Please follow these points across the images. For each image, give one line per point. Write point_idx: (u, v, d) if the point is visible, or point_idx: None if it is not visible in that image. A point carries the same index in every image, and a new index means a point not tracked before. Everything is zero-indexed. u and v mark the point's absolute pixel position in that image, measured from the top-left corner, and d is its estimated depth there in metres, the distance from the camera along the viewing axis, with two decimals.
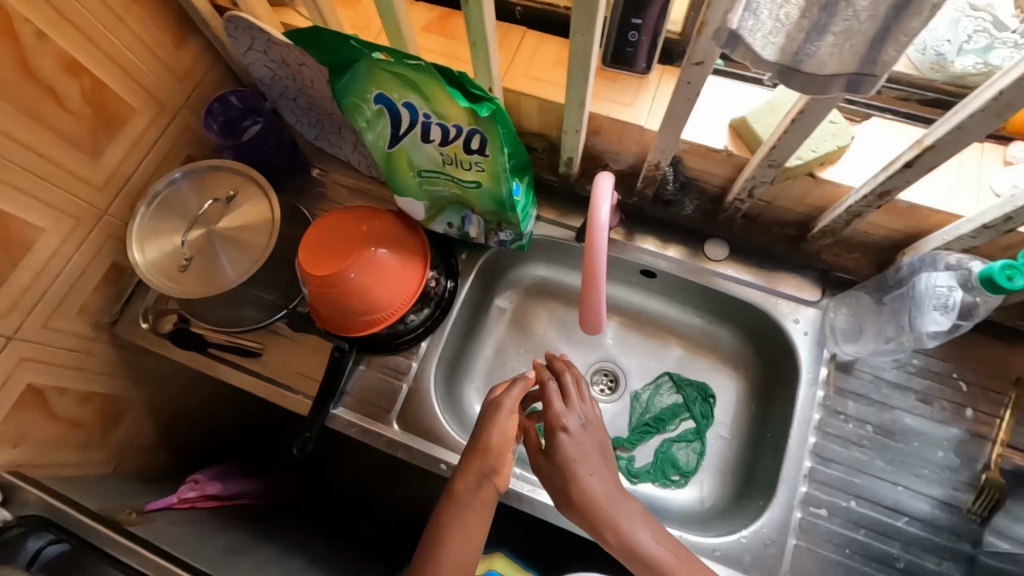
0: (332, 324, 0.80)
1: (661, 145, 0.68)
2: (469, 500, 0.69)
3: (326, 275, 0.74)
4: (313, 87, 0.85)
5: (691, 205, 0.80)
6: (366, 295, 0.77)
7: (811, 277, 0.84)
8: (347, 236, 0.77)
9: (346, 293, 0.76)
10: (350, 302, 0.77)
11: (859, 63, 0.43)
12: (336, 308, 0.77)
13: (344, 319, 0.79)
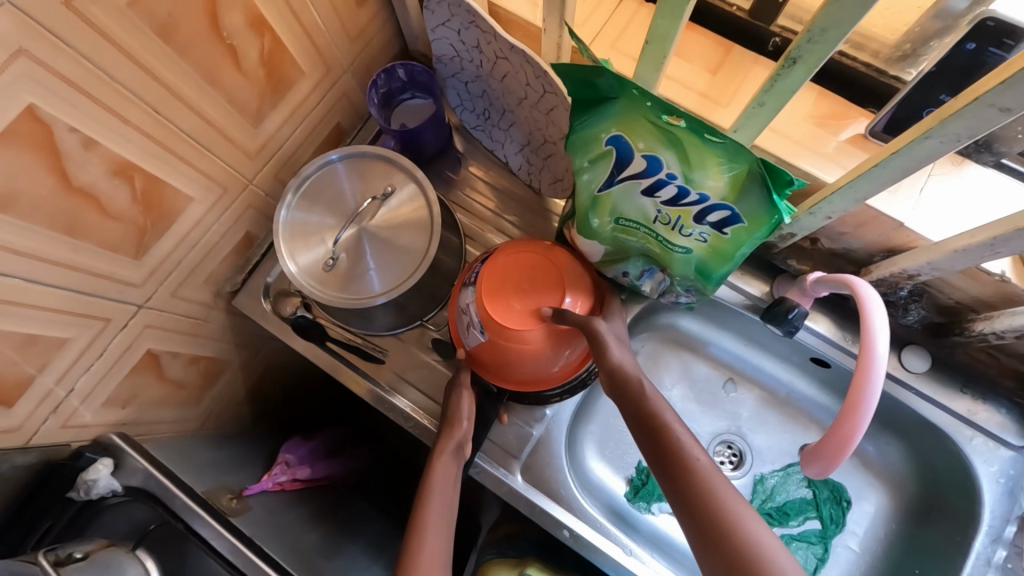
0: (494, 372, 0.74)
1: (940, 263, 0.56)
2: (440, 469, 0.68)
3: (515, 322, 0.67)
4: (500, 82, 0.73)
5: (915, 313, 0.69)
6: (554, 350, 0.69)
7: (1016, 417, 0.73)
8: (540, 279, 0.69)
9: (533, 349, 0.69)
10: (533, 356, 0.70)
11: None
12: (512, 361, 0.70)
13: (515, 372, 0.72)
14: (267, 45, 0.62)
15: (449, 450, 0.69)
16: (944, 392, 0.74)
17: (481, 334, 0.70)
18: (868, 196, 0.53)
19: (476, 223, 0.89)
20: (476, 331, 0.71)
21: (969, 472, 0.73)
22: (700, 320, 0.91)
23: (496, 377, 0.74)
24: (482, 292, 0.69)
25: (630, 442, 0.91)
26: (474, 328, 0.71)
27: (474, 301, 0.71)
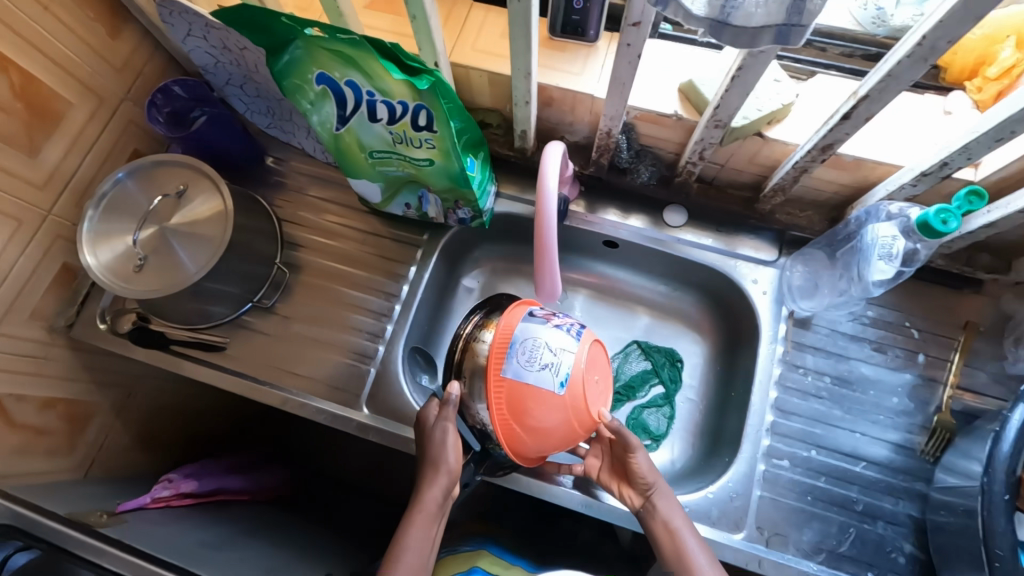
0: (507, 412, 0.67)
1: (610, 112, 0.68)
2: (437, 515, 0.69)
3: (576, 395, 0.66)
4: (258, 73, 0.83)
5: (647, 171, 0.81)
6: (582, 416, 0.67)
7: (768, 237, 0.85)
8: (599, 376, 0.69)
9: (576, 400, 0.66)
10: (572, 415, 0.66)
11: (783, 12, 0.43)
12: (539, 408, 0.65)
13: (521, 422, 0.66)
14: (17, 80, 0.70)
15: (431, 509, 0.68)
16: (708, 235, 0.86)
17: (559, 388, 0.65)
18: (530, 69, 0.65)
19: (295, 209, 0.97)
20: (551, 373, 0.65)
21: (742, 295, 0.85)
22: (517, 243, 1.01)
23: (505, 426, 0.67)
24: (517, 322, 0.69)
25: None
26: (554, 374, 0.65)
27: (540, 327, 0.68)
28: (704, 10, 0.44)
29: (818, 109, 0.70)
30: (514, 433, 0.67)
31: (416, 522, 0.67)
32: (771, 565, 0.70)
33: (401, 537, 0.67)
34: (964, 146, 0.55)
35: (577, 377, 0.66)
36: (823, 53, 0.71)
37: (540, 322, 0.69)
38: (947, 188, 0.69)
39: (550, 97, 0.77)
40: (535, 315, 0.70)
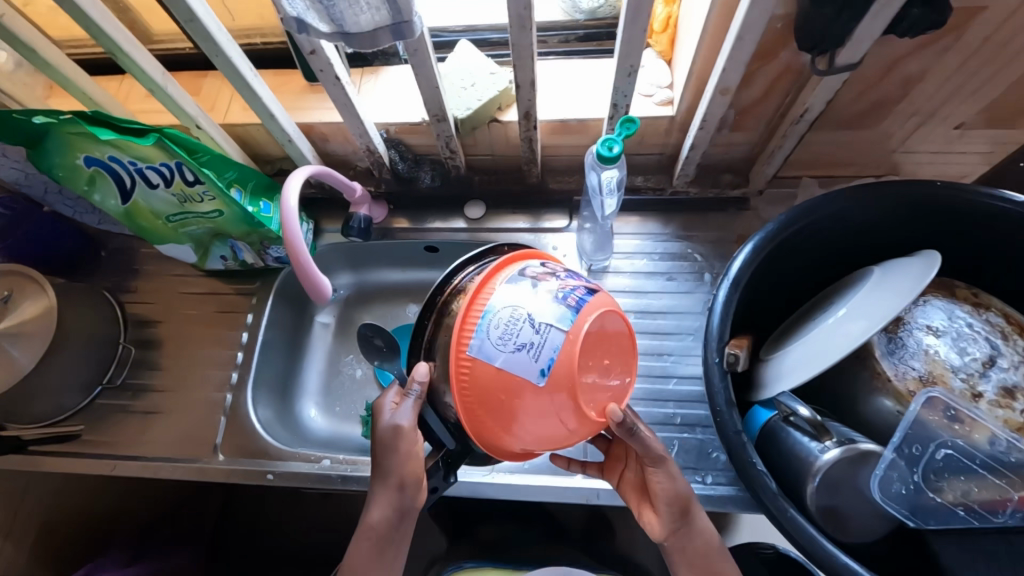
0: (479, 403, 0.55)
1: (357, 131, 0.77)
2: (390, 536, 0.61)
3: (571, 388, 0.53)
4: None
5: (430, 174, 0.91)
6: (580, 412, 0.55)
7: (558, 207, 0.94)
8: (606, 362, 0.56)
9: (572, 396, 0.53)
10: (562, 410, 0.54)
11: (385, 15, 0.53)
12: (521, 404, 0.54)
13: (493, 415, 0.55)
14: None
15: (384, 526, 0.61)
16: (507, 218, 0.95)
17: (544, 379, 0.53)
18: (272, 111, 0.74)
19: (138, 291, 1.02)
20: (531, 357, 0.52)
21: None
22: (360, 271, 1.09)
23: (474, 418, 0.56)
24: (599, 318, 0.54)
25: (351, 392, 1.03)
26: (535, 360, 0.52)
27: (524, 294, 0.54)
28: (326, 27, 0.54)
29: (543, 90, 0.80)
30: (492, 425, 0.56)
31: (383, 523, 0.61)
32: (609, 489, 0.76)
33: (373, 533, 0.61)
34: (615, 87, 0.65)
35: (568, 360, 0.52)
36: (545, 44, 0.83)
37: (526, 284, 0.56)
38: (660, 126, 0.80)
39: (322, 134, 0.86)
40: (522, 277, 0.56)
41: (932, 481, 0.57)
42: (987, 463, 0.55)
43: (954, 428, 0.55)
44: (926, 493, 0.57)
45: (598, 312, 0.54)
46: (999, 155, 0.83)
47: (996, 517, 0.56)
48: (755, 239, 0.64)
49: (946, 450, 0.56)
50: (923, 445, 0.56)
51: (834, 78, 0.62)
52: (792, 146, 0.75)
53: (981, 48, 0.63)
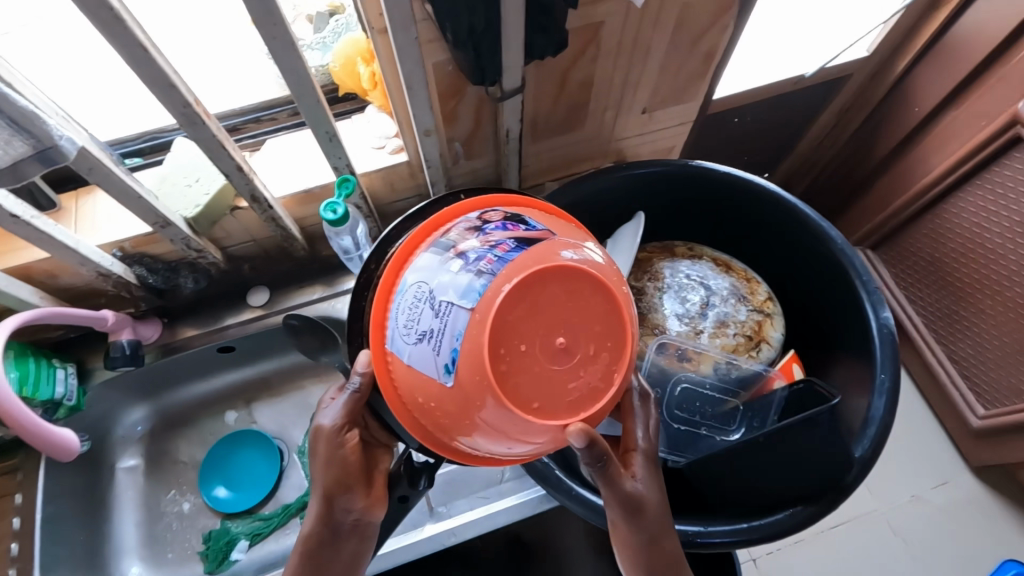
0: (410, 407, 0.50)
1: (75, 259, 0.70)
2: (333, 549, 0.59)
3: (501, 391, 0.42)
4: None
5: (191, 279, 0.85)
6: (512, 421, 0.44)
7: (345, 270, 0.95)
8: (555, 359, 0.43)
9: (489, 404, 0.43)
10: (483, 415, 0.45)
11: (24, 145, 0.51)
12: (448, 408, 0.46)
13: (428, 415, 0.49)
14: None
15: (325, 536, 0.59)
16: (295, 295, 0.94)
17: (451, 376, 0.44)
18: None
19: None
20: (432, 350, 0.45)
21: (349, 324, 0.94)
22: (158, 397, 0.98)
23: (416, 421, 0.51)
24: (534, 297, 0.43)
25: (182, 531, 0.93)
26: (447, 360, 0.44)
27: (441, 277, 0.45)
28: None
29: (278, 167, 0.79)
30: (439, 430, 0.49)
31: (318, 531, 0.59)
32: (455, 528, 0.77)
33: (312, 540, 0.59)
34: (326, 152, 0.68)
35: (474, 353, 0.43)
36: (276, 121, 0.81)
37: (444, 254, 0.47)
38: (402, 171, 0.85)
39: (45, 271, 0.77)
40: (442, 252, 0.47)
41: (679, 413, 0.71)
42: (717, 386, 0.69)
43: (686, 364, 0.69)
44: (677, 423, 0.71)
45: (526, 281, 0.43)
46: (689, 124, 1.00)
47: (730, 427, 0.70)
48: None
49: (683, 385, 0.70)
50: (663, 387, 0.70)
51: (513, 100, 0.71)
52: (517, 160, 0.84)
53: (620, 51, 0.76)
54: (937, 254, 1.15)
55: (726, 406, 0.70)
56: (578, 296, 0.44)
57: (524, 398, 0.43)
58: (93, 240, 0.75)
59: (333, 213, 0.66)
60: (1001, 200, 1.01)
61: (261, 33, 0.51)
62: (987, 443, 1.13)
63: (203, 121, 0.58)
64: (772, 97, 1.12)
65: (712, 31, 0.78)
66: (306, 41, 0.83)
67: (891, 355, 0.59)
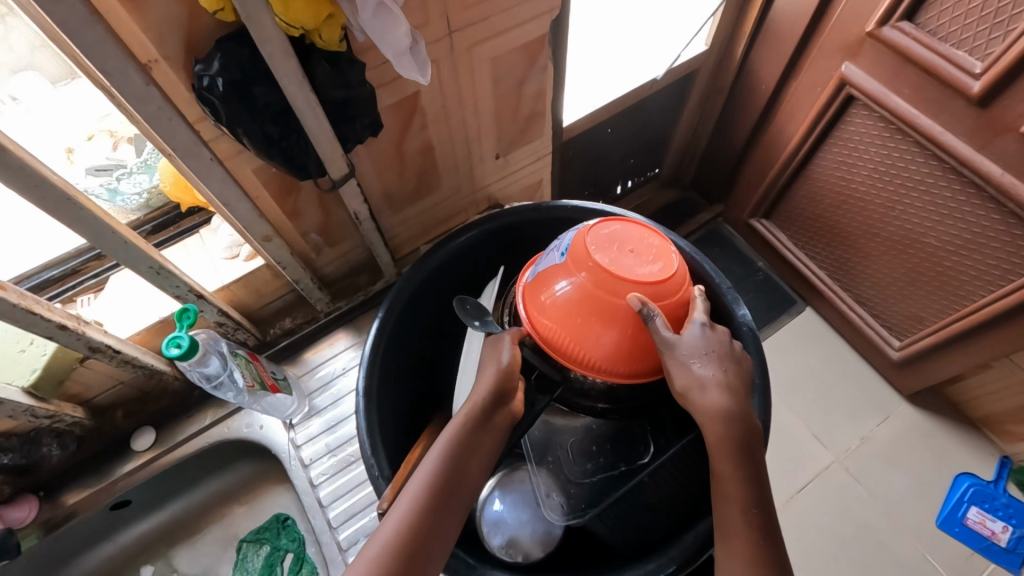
0: (560, 323, 0.58)
1: None
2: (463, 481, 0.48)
3: (597, 267, 0.55)
4: None
5: (55, 442, 0.77)
6: (611, 292, 0.55)
7: None
8: (647, 244, 0.58)
9: (597, 272, 0.55)
10: (598, 310, 0.56)
11: None
12: (563, 322, 0.58)
13: (572, 328, 0.57)
14: None
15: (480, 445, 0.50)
16: (185, 427, 0.87)
17: (568, 281, 0.57)
18: None
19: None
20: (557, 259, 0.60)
21: (252, 441, 0.88)
22: None
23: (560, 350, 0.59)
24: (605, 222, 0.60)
25: None
26: (564, 256, 0.59)
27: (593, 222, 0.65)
28: None
29: (125, 307, 0.76)
30: (580, 345, 0.57)
31: (450, 457, 0.48)
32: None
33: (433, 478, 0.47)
34: (158, 285, 0.65)
35: (578, 253, 0.57)
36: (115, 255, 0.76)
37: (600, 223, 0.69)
38: (264, 274, 0.82)
39: None
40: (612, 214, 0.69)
41: (584, 469, 0.62)
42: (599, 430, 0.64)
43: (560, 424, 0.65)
44: (587, 480, 0.61)
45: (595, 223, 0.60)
46: (549, 156, 1.02)
47: (639, 456, 0.61)
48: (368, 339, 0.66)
49: (570, 439, 0.64)
50: (553, 453, 0.64)
51: (350, 185, 0.69)
52: (378, 236, 0.83)
53: (448, 114, 0.77)
54: (817, 211, 1.21)
55: (620, 438, 0.63)
56: (634, 233, 0.59)
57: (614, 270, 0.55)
58: None
59: (177, 347, 0.62)
60: (855, 153, 1.05)
61: (29, 198, 0.48)
62: (911, 372, 1.19)
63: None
64: (628, 106, 1.16)
65: (532, 73, 0.80)
66: (128, 167, 0.78)
67: (758, 354, 0.61)
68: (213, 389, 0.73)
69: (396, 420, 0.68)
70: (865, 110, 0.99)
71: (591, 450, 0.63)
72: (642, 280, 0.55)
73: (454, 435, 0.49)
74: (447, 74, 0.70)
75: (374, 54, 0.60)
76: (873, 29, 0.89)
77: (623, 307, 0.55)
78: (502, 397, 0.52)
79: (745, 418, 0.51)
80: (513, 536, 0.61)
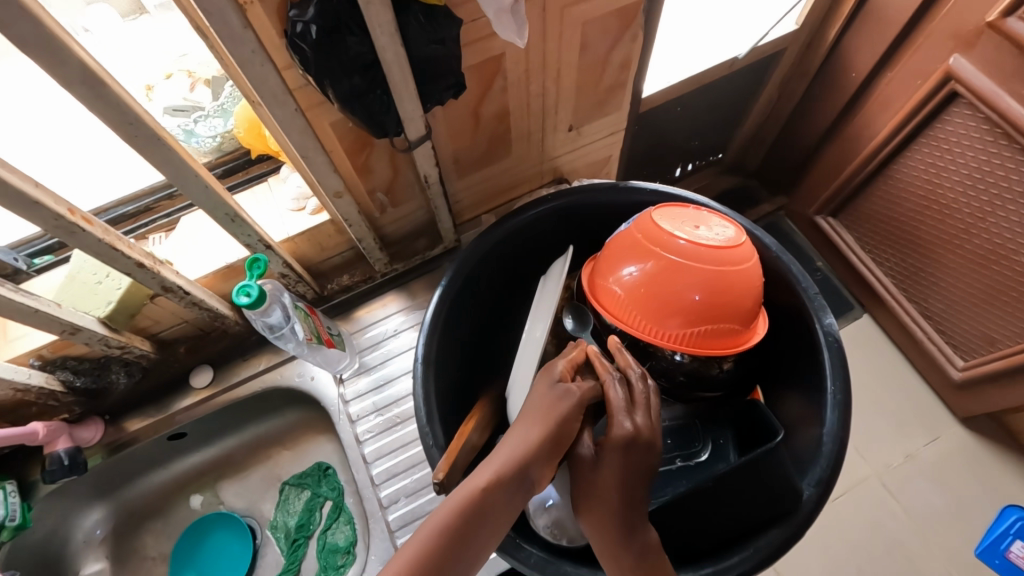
0: (631, 301, 0.60)
1: None
2: (483, 527, 0.42)
3: (665, 250, 0.58)
4: None
5: (123, 374, 0.81)
6: (681, 269, 0.57)
7: None
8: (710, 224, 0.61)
9: (665, 253, 0.58)
10: (672, 287, 0.58)
11: None
12: (637, 302, 0.60)
13: (648, 307, 0.59)
14: None
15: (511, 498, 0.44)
16: (240, 371, 0.90)
17: (637, 267, 0.60)
18: None
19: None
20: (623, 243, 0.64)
21: (303, 391, 0.90)
22: (116, 494, 0.94)
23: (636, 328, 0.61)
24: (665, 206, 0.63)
25: None
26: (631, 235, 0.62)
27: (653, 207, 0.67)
28: None
29: (195, 249, 0.77)
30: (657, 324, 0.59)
31: (457, 521, 0.41)
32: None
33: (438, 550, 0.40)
34: (233, 232, 0.65)
35: (646, 236, 0.60)
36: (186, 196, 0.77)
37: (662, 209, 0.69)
38: (328, 229, 0.81)
39: None
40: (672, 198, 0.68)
41: None
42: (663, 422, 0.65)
43: None
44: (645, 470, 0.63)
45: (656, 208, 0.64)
46: (621, 132, 0.97)
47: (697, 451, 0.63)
48: (433, 304, 0.65)
49: None
50: None
51: (423, 148, 0.67)
52: (444, 202, 0.81)
53: (528, 79, 0.73)
54: (895, 215, 1.12)
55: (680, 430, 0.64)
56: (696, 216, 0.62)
57: (681, 250, 0.57)
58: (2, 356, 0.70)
59: (247, 296, 0.62)
60: (949, 155, 0.96)
61: (121, 136, 0.47)
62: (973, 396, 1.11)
63: (88, 231, 0.54)
64: (707, 83, 1.09)
65: (619, 41, 0.75)
66: (205, 110, 0.78)
67: (840, 367, 0.56)
68: (276, 339, 0.74)
69: (451, 391, 0.67)
70: (968, 109, 0.90)
71: None
72: (711, 257, 0.57)
73: (466, 500, 0.42)
74: (533, 36, 0.66)
75: (466, 9, 0.56)
76: (996, 19, 0.80)
77: (694, 284, 0.57)
78: (529, 468, 0.46)
79: (645, 542, 0.48)
80: (560, 520, 0.61)
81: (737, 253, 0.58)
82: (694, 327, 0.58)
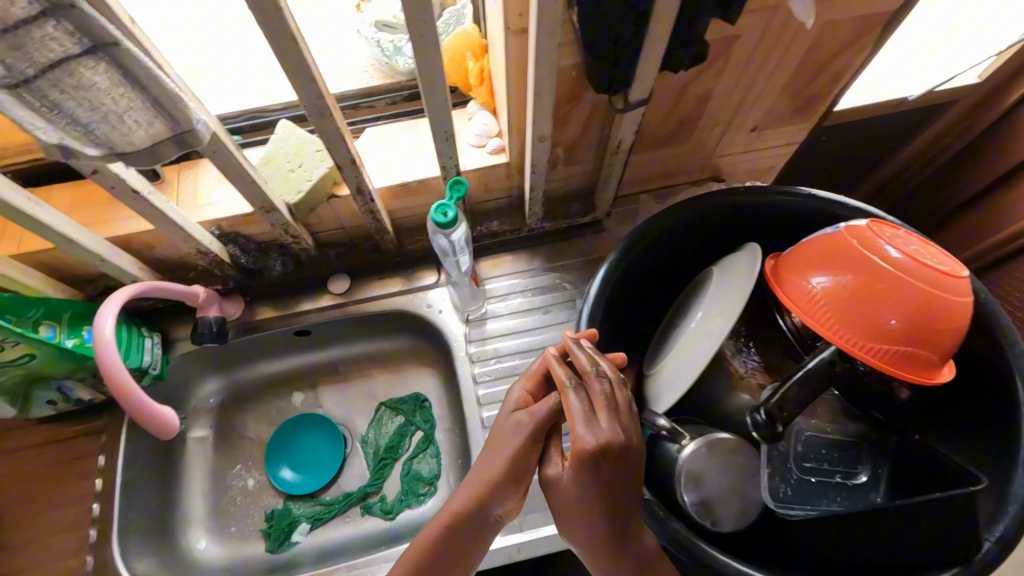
0: (823, 309, 0.59)
1: (177, 235, 0.70)
2: (458, 545, 0.54)
3: (870, 260, 0.56)
4: None
5: (279, 261, 0.85)
6: (886, 282, 0.55)
7: (426, 265, 0.94)
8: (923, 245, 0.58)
9: (872, 263, 0.56)
10: (874, 300, 0.56)
11: (162, 126, 0.49)
12: (827, 310, 0.58)
13: (841, 316, 0.57)
14: None
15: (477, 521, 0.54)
16: (374, 287, 0.93)
17: (830, 275, 0.59)
18: (72, 236, 0.66)
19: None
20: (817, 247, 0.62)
21: (428, 321, 0.92)
22: (231, 372, 1.00)
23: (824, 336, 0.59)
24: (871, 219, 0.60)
25: (246, 506, 0.94)
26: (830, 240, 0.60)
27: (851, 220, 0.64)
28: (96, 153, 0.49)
29: (372, 162, 0.80)
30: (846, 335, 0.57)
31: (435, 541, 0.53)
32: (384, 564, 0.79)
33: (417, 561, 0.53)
34: (439, 152, 0.67)
35: (848, 243, 0.58)
36: (372, 109, 0.83)
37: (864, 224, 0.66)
38: (499, 171, 0.83)
39: (145, 242, 0.78)
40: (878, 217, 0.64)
41: (807, 468, 0.62)
42: (837, 439, 0.65)
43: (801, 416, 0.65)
44: (806, 477, 0.62)
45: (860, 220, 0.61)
46: (796, 144, 0.94)
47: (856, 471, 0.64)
48: (606, 266, 0.66)
49: (805, 435, 0.64)
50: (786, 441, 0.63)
51: (634, 112, 0.67)
52: (620, 172, 0.80)
53: (745, 68, 0.71)
54: None
55: (846, 446, 0.65)
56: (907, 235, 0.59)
57: (890, 263, 0.55)
58: (193, 216, 0.75)
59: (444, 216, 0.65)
60: None
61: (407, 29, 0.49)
62: None
63: (334, 116, 0.57)
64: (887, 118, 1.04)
65: (847, 49, 0.72)
66: None
67: None
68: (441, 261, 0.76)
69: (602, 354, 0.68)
70: None
71: (819, 452, 0.64)
72: (921, 275, 0.55)
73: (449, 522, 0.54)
74: (776, 24, 0.64)
75: None
76: None
77: (900, 300, 0.55)
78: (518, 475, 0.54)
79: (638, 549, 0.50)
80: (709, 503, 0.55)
81: (953, 279, 0.55)
82: (886, 349, 0.56)
